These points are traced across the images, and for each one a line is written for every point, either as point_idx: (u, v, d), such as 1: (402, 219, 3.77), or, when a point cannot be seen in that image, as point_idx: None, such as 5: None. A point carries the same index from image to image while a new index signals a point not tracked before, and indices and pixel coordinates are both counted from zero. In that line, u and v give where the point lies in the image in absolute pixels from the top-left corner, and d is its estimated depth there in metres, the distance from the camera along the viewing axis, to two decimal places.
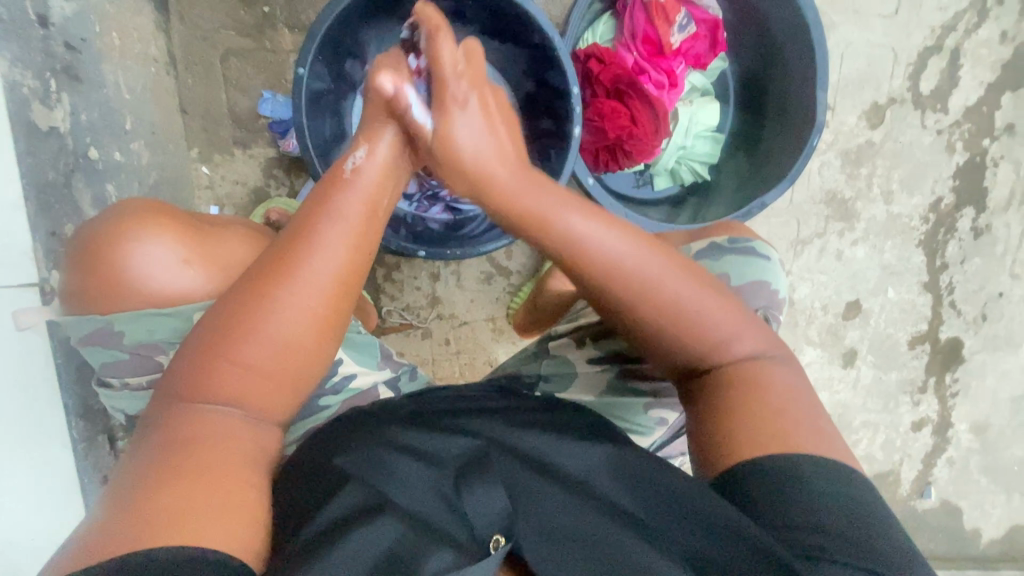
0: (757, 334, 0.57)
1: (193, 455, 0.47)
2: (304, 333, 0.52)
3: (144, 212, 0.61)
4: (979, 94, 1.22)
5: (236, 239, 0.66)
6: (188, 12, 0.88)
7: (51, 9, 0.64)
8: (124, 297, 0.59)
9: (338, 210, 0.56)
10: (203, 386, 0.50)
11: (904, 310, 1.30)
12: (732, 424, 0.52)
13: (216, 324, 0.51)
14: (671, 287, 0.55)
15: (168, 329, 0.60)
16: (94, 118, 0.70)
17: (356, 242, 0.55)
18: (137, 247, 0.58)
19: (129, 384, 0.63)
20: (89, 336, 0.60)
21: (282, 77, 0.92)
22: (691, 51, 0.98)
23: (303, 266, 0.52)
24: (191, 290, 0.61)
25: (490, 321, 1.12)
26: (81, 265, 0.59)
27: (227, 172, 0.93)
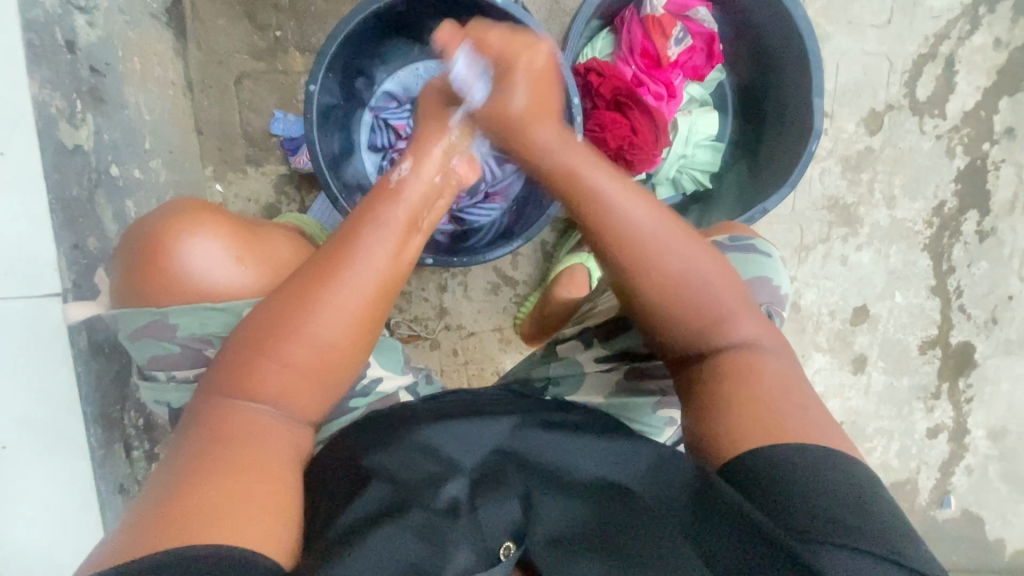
0: (750, 322, 0.58)
1: (235, 451, 0.49)
2: (343, 332, 0.53)
3: (200, 212, 0.64)
4: (976, 99, 1.24)
5: (283, 245, 0.70)
6: (205, 39, 0.92)
7: (79, 35, 0.66)
8: (178, 292, 0.62)
9: (383, 219, 0.57)
10: (251, 382, 0.51)
11: (913, 315, 1.30)
12: (750, 420, 0.51)
13: (261, 322, 0.53)
14: (681, 260, 0.56)
15: (221, 322, 0.63)
16: (117, 137, 0.72)
17: (398, 248, 0.56)
18: (190, 245, 0.61)
19: (176, 377, 0.65)
20: (140, 329, 0.63)
21: (294, 98, 0.96)
22: (688, 63, 1.00)
23: (350, 267, 0.53)
24: (245, 287, 0.64)
25: (498, 330, 1.13)
26: (138, 264, 0.62)
27: (239, 190, 0.97)
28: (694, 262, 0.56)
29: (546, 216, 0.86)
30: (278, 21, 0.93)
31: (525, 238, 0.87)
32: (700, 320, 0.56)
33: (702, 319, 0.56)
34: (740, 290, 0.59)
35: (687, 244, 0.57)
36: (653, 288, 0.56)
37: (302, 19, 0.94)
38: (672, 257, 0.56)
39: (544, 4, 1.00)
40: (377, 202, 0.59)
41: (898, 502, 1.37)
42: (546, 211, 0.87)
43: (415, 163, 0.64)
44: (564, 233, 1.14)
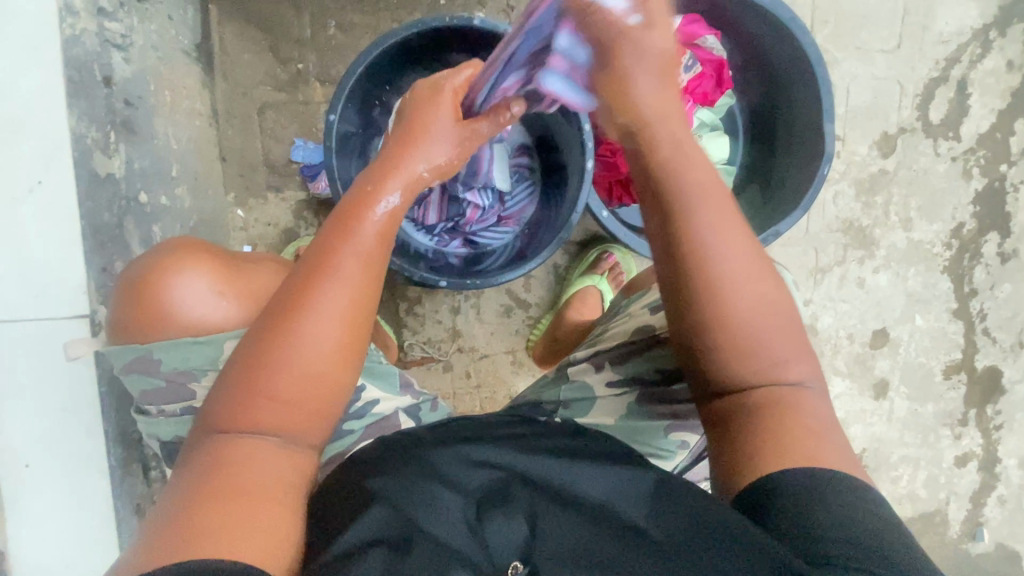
0: (801, 367, 0.55)
1: (230, 480, 0.49)
2: (326, 360, 0.52)
3: (183, 249, 0.65)
4: (991, 121, 1.23)
5: (266, 273, 0.70)
6: (231, 72, 0.96)
7: (115, 70, 0.68)
8: (163, 328, 0.63)
9: (357, 243, 0.54)
10: (237, 417, 0.51)
11: (935, 338, 1.28)
12: (763, 445, 0.52)
13: (240, 355, 0.52)
14: (754, 292, 0.54)
15: (203, 356, 0.64)
16: (146, 166, 0.74)
17: (373, 270, 0.55)
18: (175, 282, 0.63)
19: (165, 410, 0.65)
20: (130, 363, 0.63)
21: (314, 127, 0.99)
22: (698, 89, 1.01)
23: (327, 295, 0.52)
24: (224, 320, 0.64)
25: (510, 353, 1.14)
26: (121, 301, 0.62)
27: (260, 215, 1.00)
28: (771, 300, 0.55)
29: (559, 240, 0.87)
30: (300, 54, 0.97)
31: (539, 260, 0.88)
32: (761, 361, 0.54)
33: (762, 360, 0.54)
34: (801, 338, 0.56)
35: (770, 285, 0.55)
36: (726, 318, 0.53)
37: (322, 52, 0.98)
38: (750, 291, 0.54)
39: None
40: (349, 226, 0.55)
41: (927, 535, 1.31)
42: (558, 234, 0.88)
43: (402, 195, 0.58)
44: (577, 256, 1.14)
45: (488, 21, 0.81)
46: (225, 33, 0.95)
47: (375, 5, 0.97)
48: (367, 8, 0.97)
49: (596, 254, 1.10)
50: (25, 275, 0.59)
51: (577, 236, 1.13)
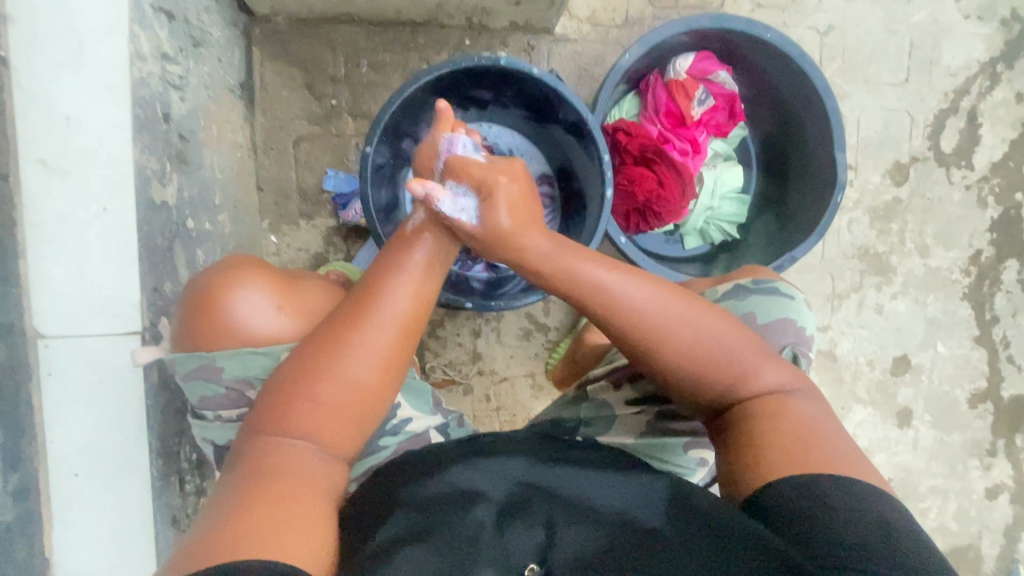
0: (777, 372, 0.60)
1: (274, 478, 0.52)
2: (372, 367, 0.58)
3: (247, 266, 0.70)
4: (1003, 151, 1.25)
5: (319, 290, 0.74)
6: (270, 108, 1.03)
7: (173, 108, 0.74)
8: (224, 338, 0.67)
9: (403, 267, 0.63)
10: (286, 417, 0.55)
11: (958, 366, 1.28)
12: (769, 449, 0.54)
13: (296, 363, 0.58)
14: (699, 325, 0.60)
15: (260, 365, 0.67)
16: (194, 194, 0.80)
17: (417, 290, 0.62)
18: (238, 295, 0.67)
19: (222, 416, 0.69)
20: (193, 371, 0.66)
21: (345, 158, 1.05)
22: (711, 121, 1.05)
23: (376, 308, 0.60)
24: (281, 333, 0.68)
25: (530, 377, 1.16)
26: (189, 314, 0.67)
27: (292, 240, 1.05)
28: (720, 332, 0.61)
29: None
30: (333, 91, 1.04)
31: None
32: (729, 374, 0.59)
33: (728, 373, 0.59)
34: (765, 351, 0.62)
35: (721, 325, 0.61)
36: (674, 351, 0.60)
37: (354, 90, 1.04)
38: (706, 331, 0.60)
39: (572, 71, 1.09)
40: (396, 255, 0.65)
41: (960, 570, 1.28)
42: None
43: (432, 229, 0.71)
44: None
45: (513, 60, 0.85)
46: (265, 73, 1.02)
47: (405, 46, 1.04)
48: (397, 49, 1.04)
49: None
50: (88, 294, 0.63)
51: None
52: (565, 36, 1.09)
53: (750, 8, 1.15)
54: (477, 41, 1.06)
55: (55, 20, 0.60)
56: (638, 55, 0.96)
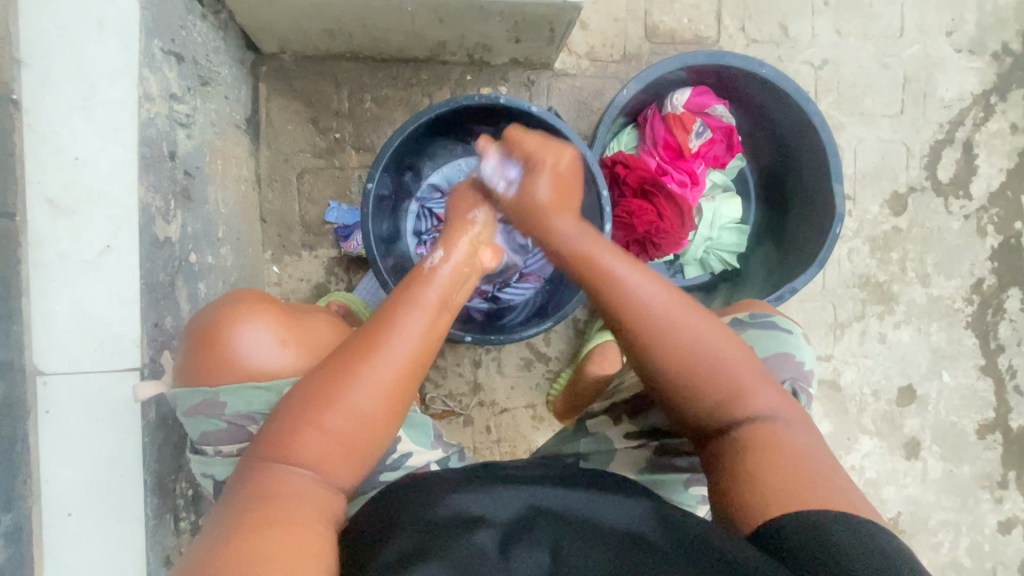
0: (770, 396, 0.59)
1: (273, 510, 0.51)
2: (378, 402, 0.56)
3: (250, 301, 0.69)
4: (1000, 180, 1.26)
5: (323, 325, 0.74)
6: (275, 141, 1.05)
7: (179, 146, 0.76)
8: (227, 373, 0.66)
9: (416, 298, 0.61)
10: (290, 447, 0.54)
11: (965, 396, 1.27)
12: (762, 468, 0.53)
13: (302, 392, 0.56)
14: (699, 332, 0.59)
15: (264, 402, 0.66)
16: (198, 229, 0.81)
17: (429, 322, 0.60)
18: (242, 331, 0.66)
19: (222, 451, 0.68)
20: (195, 406, 0.66)
21: (348, 190, 1.07)
22: (709, 153, 1.06)
23: (388, 341, 0.57)
24: (285, 367, 0.67)
25: (530, 408, 1.15)
26: (193, 348, 0.66)
27: (293, 271, 1.05)
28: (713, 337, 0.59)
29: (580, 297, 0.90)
30: (337, 125, 1.06)
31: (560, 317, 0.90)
32: (722, 390, 0.58)
33: (724, 388, 0.58)
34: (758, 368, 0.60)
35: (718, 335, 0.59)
36: (670, 351, 0.58)
37: (358, 124, 1.06)
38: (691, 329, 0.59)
39: (572, 105, 1.11)
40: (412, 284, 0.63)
41: None
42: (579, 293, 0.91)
43: (446, 253, 0.69)
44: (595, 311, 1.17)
45: (512, 99, 0.87)
46: (271, 108, 1.05)
47: (407, 82, 1.07)
48: (400, 85, 1.07)
49: None
50: (89, 331, 0.63)
51: None
52: (564, 72, 1.11)
53: (745, 44, 1.17)
54: (478, 77, 1.08)
55: (67, 65, 0.62)
56: (636, 91, 0.98)
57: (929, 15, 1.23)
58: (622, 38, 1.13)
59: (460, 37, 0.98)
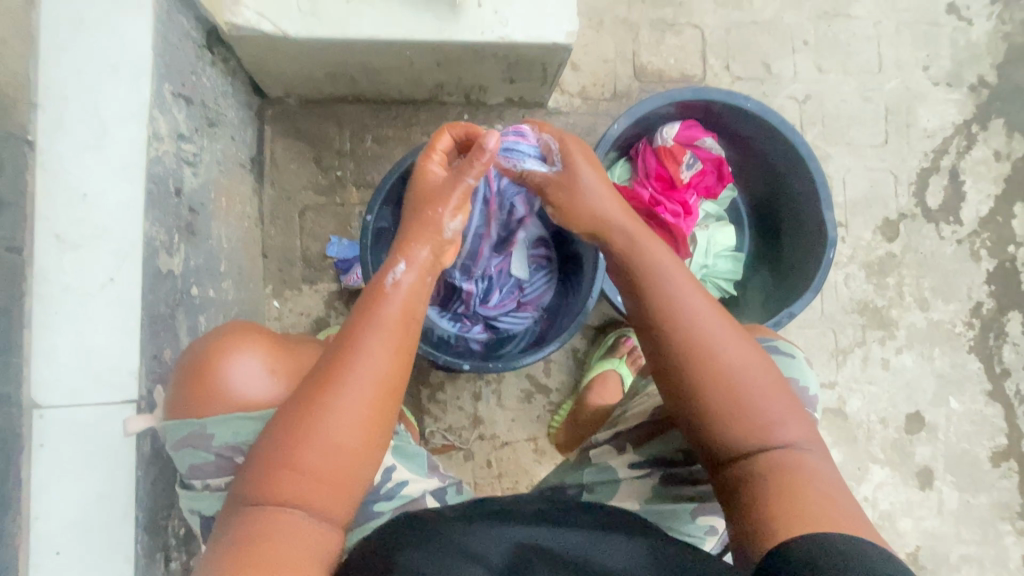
0: (799, 426, 0.56)
1: (261, 554, 0.50)
2: (353, 431, 0.55)
3: (239, 332, 0.69)
4: (989, 206, 1.28)
5: (308, 352, 0.73)
6: (278, 180, 1.09)
7: (185, 183, 0.78)
8: (215, 405, 0.66)
9: (378, 320, 0.60)
10: (275, 487, 0.53)
11: (975, 422, 1.25)
12: (783, 506, 0.52)
13: (279, 429, 0.56)
14: (737, 354, 0.57)
15: (251, 432, 0.66)
16: (200, 264, 0.82)
17: (397, 343, 0.59)
18: (231, 362, 0.66)
19: (211, 485, 0.67)
20: (183, 438, 0.65)
21: (348, 226, 1.09)
22: (701, 184, 1.09)
23: (353, 370, 0.56)
24: (272, 398, 0.67)
25: (532, 441, 1.13)
26: (183, 381, 0.66)
27: (294, 305, 1.07)
28: (748, 358, 0.57)
29: (577, 323, 0.91)
30: (339, 163, 1.10)
31: (558, 343, 0.91)
32: (748, 423, 0.56)
33: (749, 421, 0.56)
34: (790, 395, 0.58)
35: (746, 349, 0.58)
36: (704, 372, 0.57)
37: (359, 162, 1.10)
38: (733, 350, 0.57)
39: None
40: (372, 305, 0.61)
41: None
42: (576, 319, 0.91)
43: (408, 264, 0.65)
44: (595, 340, 1.16)
45: None
46: (275, 148, 1.08)
47: (407, 122, 1.11)
48: (400, 124, 1.11)
49: (615, 337, 1.10)
50: (89, 363, 0.63)
51: (594, 320, 1.16)
52: (557, 110, 1.16)
53: (730, 81, 1.23)
54: (474, 116, 1.13)
55: (83, 109, 0.65)
56: (626, 125, 1.02)
57: (906, 51, 1.28)
58: (612, 78, 1.18)
59: (457, 80, 1.03)
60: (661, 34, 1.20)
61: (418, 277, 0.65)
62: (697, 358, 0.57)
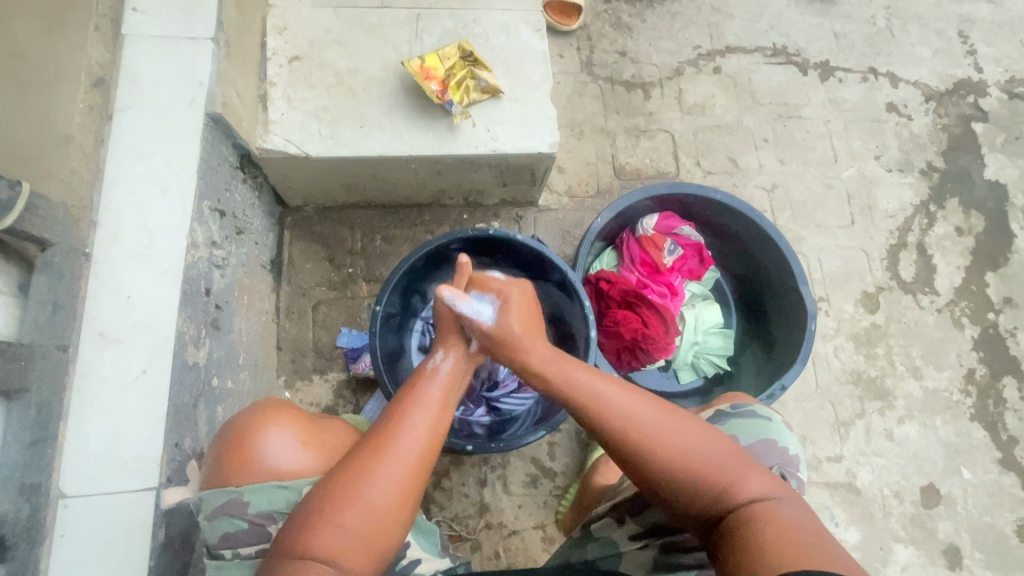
0: (761, 479, 0.60)
1: None
2: (398, 490, 0.59)
3: (276, 407, 0.73)
4: (962, 276, 1.36)
5: (339, 430, 0.77)
6: (294, 278, 1.18)
7: (214, 283, 0.87)
8: (248, 474, 0.68)
9: (426, 394, 0.66)
10: (314, 539, 0.55)
11: (992, 493, 1.23)
12: (767, 545, 0.53)
13: (327, 484, 0.59)
14: (670, 431, 0.62)
15: (285, 500, 0.67)
16: (222, 356, 0.89)
17: (439, 416, 0.65)
18: (268, 433, 0.69)
19: (240, 555, 0.67)
20: (220, 506, 0.67)
21: (358, 318, 1.17)
22: (684, 267, 1.18)
23: (404, 432, 0.62)
24: (304, 468, 0.69)
25: (540, 528, 1.11)
26: (222, 452, 0.70)
27: (305, 395, 1.12)
28: (684, 429, 0.62)
29: None
30: (351, 261, 1.20)
31: (557, 421, 0.94)
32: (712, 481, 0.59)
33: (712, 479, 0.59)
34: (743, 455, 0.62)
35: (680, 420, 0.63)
36: (646, 451, 0.61)
37: (369, 259, 1.20)
38: (668, 425, 0.62)
39: (557, 234, 1.27)
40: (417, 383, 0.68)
41: None
42: None
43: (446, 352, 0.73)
44: None
45: (500, 230, 1.00)
46: (293, 249, 1.19)
47: (413, 222, 1.23)
48: (406, 225, 1.23)
49: None
50: (117, 452, 0.68)
51: None
52: (548, 207, 1.28)
53: (702, 175, 1.37)
54: (473, 215, 1.25)
55: (135, 224, 0.76)
56: (609, 218, 1.13)
57: (856, 144, 1.44)
58: (596, 178, 1.32)
59: (457, 185, 1.16)
60: (636, 139, 1.36)
61: (457, 361, 0.72)
62: (639, 440, 0.61)
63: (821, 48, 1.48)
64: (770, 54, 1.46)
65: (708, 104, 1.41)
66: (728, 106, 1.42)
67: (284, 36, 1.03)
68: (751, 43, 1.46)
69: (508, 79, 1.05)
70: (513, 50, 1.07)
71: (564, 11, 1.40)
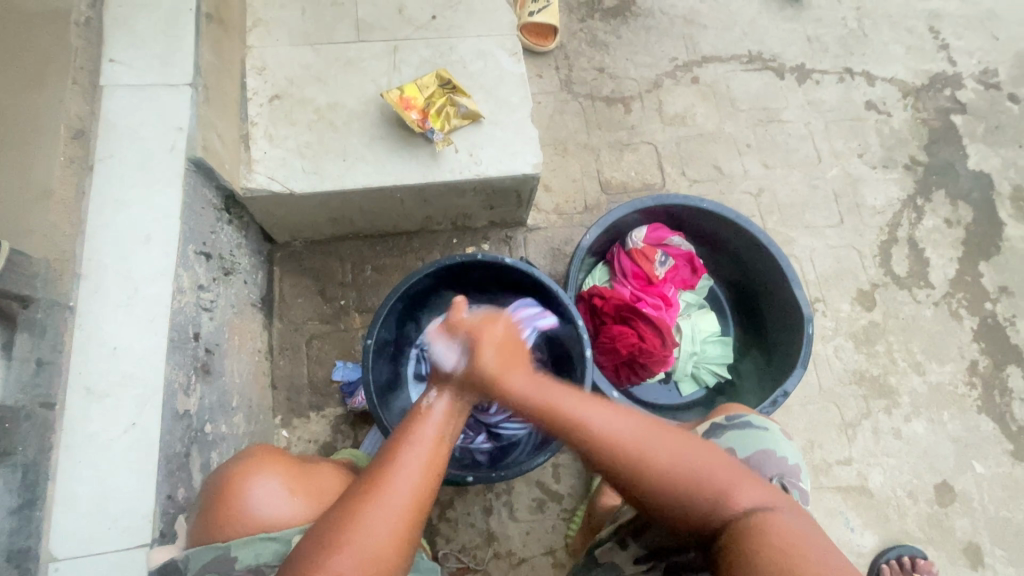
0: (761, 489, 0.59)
1: None
2: (388, 538, 0.56)
3: (262, 456, 0.72)
4: (955, 268, 1.36)
5: (326, 473, 0.76)
6: (286, 313, 1.17)
7: (203, 328, 0.86)
8: (235, 526, 0.66)
9: (418, 436, 0.64)
10: None
11: (1007, 486, 1.21)
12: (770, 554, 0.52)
13: (318, 537, 0.56)
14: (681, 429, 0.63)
15: (273, 551, 0.65)
16: (214, 401, 0.87)
17: (429, 455, 0.63)
18: (253, 483, 0.68)
19: None
20: (206, 564, 0.64)
21: (352, 350, 1.16)
22: (676, 277, 1.18)
23: (392, 478, 0.60)
24: (292, 518, 0.67)
25: (549, 554, 1.09)
26: (208, 504, 0.68)
27: (302, 432, 1.10)
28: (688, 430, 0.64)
29: None
30: (342, 292, 1.19)
31: (558, 445, 0.92)
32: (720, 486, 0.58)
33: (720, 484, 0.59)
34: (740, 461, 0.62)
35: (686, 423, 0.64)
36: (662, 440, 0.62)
37: (360, 290, 1.20)
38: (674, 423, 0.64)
39: (547, 252, 1.27)
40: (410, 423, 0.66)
41: None
42: None
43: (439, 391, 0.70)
44: None
45: (489, 254, 1.00)
46: (283, 285, 1.18)
47: (403, 250, 1.23)
48: (396, 254, 1.22)
49: None
50: (108, 510, 0.67)
51: None
52: (536, 226, 1.28)
53: (688, 184, 1.37)
54: (462, 239, 1.25)
55: (120, 275, 0.75)
56: (597, 234, 1.13)
57: (838, 143, 1.45)
58: (582, 194, 1.33)
59: (444, 211, 1.16)
60: (619, 153, 1.37)
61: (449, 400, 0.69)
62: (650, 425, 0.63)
63: (796, 52, 1.50)
64: (746, 61, 1.48)
65: (688, 113, 1.42)
66: (709, 114, 1.43)
67: (263, 76, 1.04)
68: (726, 52, 1.48)
69: (488, 103, 1.06)
70: (491, 75, 1.08)
71: (541, 34, 1.42)
